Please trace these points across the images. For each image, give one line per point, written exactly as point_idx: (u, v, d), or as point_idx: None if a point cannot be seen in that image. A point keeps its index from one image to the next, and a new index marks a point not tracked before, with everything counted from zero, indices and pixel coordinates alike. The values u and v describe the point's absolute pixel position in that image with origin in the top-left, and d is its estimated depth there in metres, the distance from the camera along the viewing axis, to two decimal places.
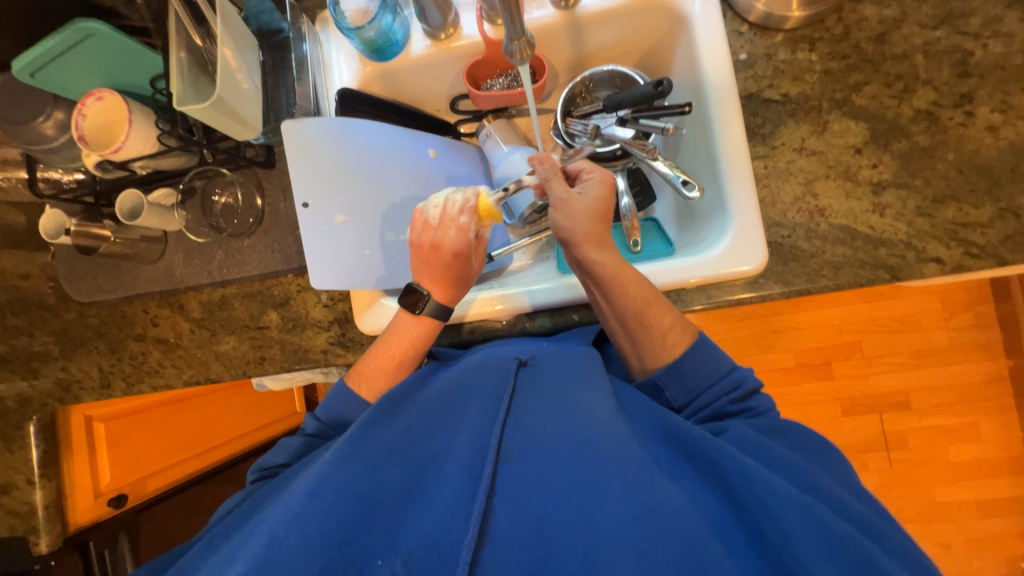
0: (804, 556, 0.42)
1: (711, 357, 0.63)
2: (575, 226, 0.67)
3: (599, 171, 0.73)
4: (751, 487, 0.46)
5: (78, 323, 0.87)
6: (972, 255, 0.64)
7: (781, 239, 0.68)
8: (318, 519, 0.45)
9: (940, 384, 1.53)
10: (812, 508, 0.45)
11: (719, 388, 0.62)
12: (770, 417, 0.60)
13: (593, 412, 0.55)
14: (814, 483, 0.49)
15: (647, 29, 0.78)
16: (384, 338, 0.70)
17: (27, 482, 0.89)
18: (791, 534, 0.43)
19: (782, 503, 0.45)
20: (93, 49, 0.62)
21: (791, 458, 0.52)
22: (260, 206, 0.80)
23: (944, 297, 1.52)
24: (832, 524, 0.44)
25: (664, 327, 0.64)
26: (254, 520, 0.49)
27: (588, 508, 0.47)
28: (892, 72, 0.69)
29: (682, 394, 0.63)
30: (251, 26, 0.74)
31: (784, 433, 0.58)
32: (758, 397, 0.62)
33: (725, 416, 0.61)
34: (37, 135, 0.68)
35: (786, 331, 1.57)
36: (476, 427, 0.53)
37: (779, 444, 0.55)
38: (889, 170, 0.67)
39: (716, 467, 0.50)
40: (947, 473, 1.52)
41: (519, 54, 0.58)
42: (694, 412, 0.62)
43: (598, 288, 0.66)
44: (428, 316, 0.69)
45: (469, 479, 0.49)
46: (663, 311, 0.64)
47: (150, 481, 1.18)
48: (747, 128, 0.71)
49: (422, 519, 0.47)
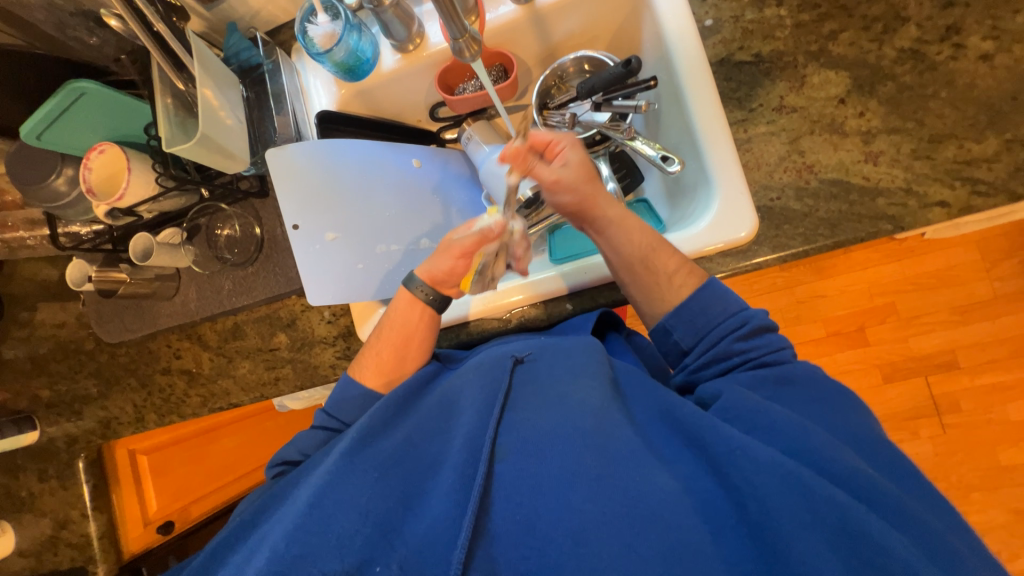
0: (785, 530, 0.43)
1: (720, 298, 0.62)
2: (580, 194, 0.69)
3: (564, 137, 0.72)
4: (737, 465, 0.47)
5: (111, 363, 0.94)
6: (980, 193, 0.60)
7: (771, 202, 0.66)
8: (318, 530, 0.46)
9: (989, 339, 1.43)
10: (799, 477, 0.44)
11: (725, 326, 0.61)
12: (784, 364, 0.58)
13: (586, 402, 0.55)
14: (811, 447, 0.48)
15: (609, 11, 0.78)
16: (381, 327, 0.71)
17: (81, 515, 0.96)
18: (774, 508, 0.44)
19: (767, 477, 0.45)
20: (87, 105, 0.67)
21: (785, 421, 0.50)
22: (259, 234, 0.83)
23: (982, 246, 1.42)
24: (820, 492, 0.44)
25: (669, 270, 0.64)
26: (261, 531, 0.51)
27: (576, 500, 0.47)
28: (868, 15, 0.66)
29: (690, 334, 0.63)
30: (232, 65, 0.79)
31: (793, 384, 0.56)
32: (769, 336, 0.60)
33: (731, 356, 0.60)
34: (52, 193, 0.74)
35: (812, 300, 1.50)
36: (470, 427, 0.54)
37: (776, 404, 0.53)
38: (877, 117, 0.64)
39: (706, 444, 0.50)
40: (1008, 433, 1.41)
41: (467, 52, 0.59)
42: (702, 352, 0.62)
43: (603, 237, 0.68)
44: (426, 305, 0.71)
45: (463, 480, 0.50)
46: (669, 255, 0.64)
47: (195, 507, 1.26)
48: (721, 94, 0.69)
49: (417, 523, 0.49)
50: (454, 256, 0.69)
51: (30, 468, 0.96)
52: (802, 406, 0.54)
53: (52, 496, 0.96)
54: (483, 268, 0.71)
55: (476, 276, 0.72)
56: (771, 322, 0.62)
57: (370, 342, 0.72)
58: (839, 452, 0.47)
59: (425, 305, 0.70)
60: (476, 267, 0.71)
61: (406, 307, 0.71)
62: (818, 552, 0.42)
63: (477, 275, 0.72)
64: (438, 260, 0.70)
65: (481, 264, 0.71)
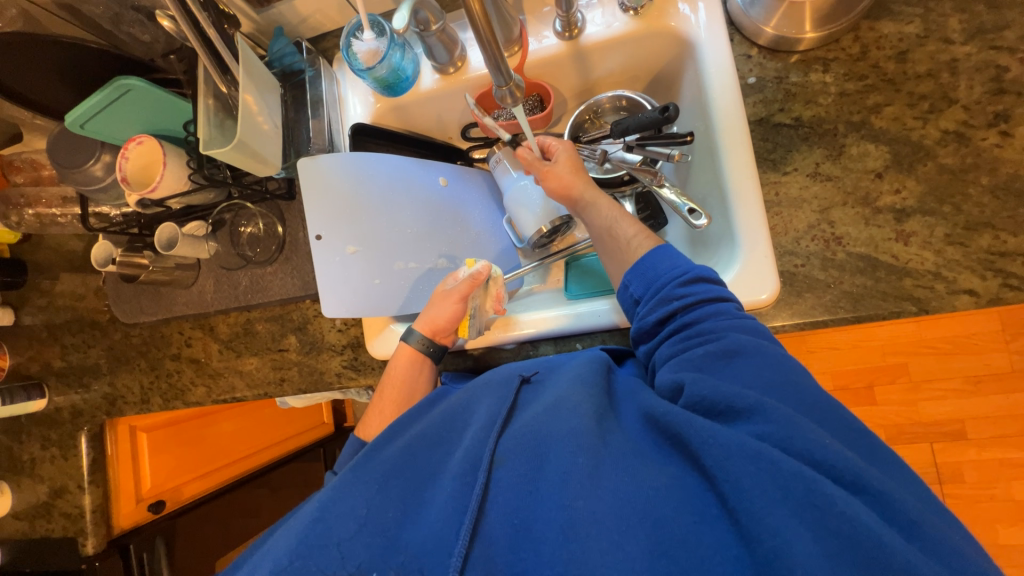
0: (760, 509, 0.40)
1: (667, 254, 0.61)
2: (562, 185, 0.73)
3: (563, 144, 0.77)
4: (709, 452, 0.44)
5: (124, 342, 0.96)
6: (1011, 286, 0.59)
7: (794, 268, 0.65)
8: (319, 543, 0.47)
9: (1001, 413, 1.39)
10: (764, 456, 0.42)
11: (667, 275, 0.59)
12: (731, 336, 0.53)
13: (578, 407, 0.53)
14: (791, 434, 0.43)
15: (652, 55, 0.78)
16: (383, 385, 0.74)
17: (77, 487, 0.97)
18: (750, 496, 0.41)
19: (735, 460, 0.43)
20: (132, 102, 0.69)
21: (754, 401, 0.46)
22: (282, 235, 0.84)
23: (1005, 317, 1.39)
24: (787, 467, 0.41)
25: (630, 236, 0.67)
26: (266, 546, 0.53)
27: (567, 498, 0.46)
28: (915, 91, 0.65)
29: (640, 283, 0.61)
30: (275, 69, 0.80)
31: (742, 357, 0.51)
32: (713, 289, 0.57)
33: (673, 302, 0.57)
34: (88, 177, 0.76)
35: (821, 351, 1.48)
36: (471, 440, 0.55)
37: (739, 385, 0.49)
38: (914, 196, 0.63)
39: (684, 440, 0.47)
40: (1011, 512, 1.37)
41: (509, 98, 0.59)
42: (649, 301, 0.60)
43: (584, 218, 0.73)
44: (428, 373, 0.75)
45: (462, 487, 0.51)
46: (631, 222, 0.68)
47: (186, 488, 1.23)
48: (756, 154, 0.69)
49: (417, 529, 0.49)
50: (454, 301, 0.74)
51: (34, 433, 0.99)
52: (778, 389, 0.48)
53: (53, 464, 0.99)
54: (478, 311, 0.76)
55: (471, 320, 0.76)
56: (715, 273, 0.59)
57: (372, 401, 0.75)
58: (797, 422, 0.44)
59: (424, 357, 0.74)
60: (471, 311, 0.75)
61: (408, 362, 0.74)
62: (790, 525, 0.39)
63: (472, 319, 0.76)
64: (438, 310, 0.74)
65: (475, 307, 0.76)
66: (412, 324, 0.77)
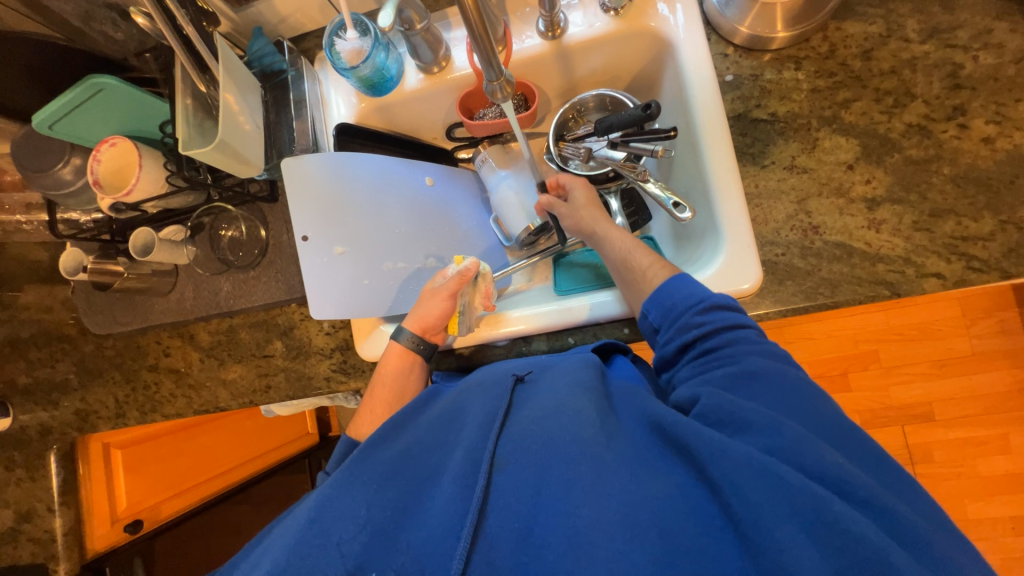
0: (764, 520, 0.41)
1: (683, 282, 0.63)
2: (577, 220, 0.76)
3: (576, 181, 0.80)
4: (718, 465, 0.45)
5: (96, 354, 0.91)
6: (974, 269, 0.63)
7: (775, 257, 0.68)
8: (318, 543, 0.47)
9: (964, 395, 1.47)
10: (773, 471, 0.43)
11: (685, 302, 0.61)
12: (748, 360, 0.54)
13: (582, 413, 0.54)
14: (794, 443, 0.45)
15: (633, 55, 0.80)
16: (373, 385, 0.73)
17: (47, 509, 0.92)
18: (754, 502, 0.42)
19: (743, 473, 0.43)
20: (104, 101, 0.67)
21: (764, 418, 0.47)
22: (265, 238, 0.83)
23: (963, 304, 1.47)
24: (794, 483, 0.42)
25: (644, 265, 0.68)
26: (261, 547, 0.51)
27: (572, 506, 0.46)
28: (880, 87, 0.69)
29: (658, 311, 0.63)
30: (254, 69, 0.78)
31: (759, 379, 0.52)
32: (731, 316, 0.59)
33: (692, 330, 0.59)
34: (56, 180, 0.72)
35: (797, 342, 1.54)
36: (470, 439, 0.54)
37: (758, 404, 0.50)
38: (883, 186, 0.66)
39: (692, 451, 0.47)
40: (977, 487, 1.45)
41: (499, 93, 0.60)
42: (668, 329, 0.61)
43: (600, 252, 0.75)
44: (419, 372, 0.74)
45: (463, 491, 0.50)
46: (647, 252, 0.69)
47: (165, 506, 1.18)
48: (736, 148, 0.71)
49: (416, 531, 0.49)
50: (442, 298, 0.74)
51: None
52: (781, 403, 0.50)
53: (18, 486, 0.93)
54: (467, 308, 0.75)
55: (461, 318, 0.75)
56: (733, 300, 0.61)
57: (364, 402, 0.73)
58: (807, 440, 0.45)
59: (416, 355, 0.73)
60: (460, 308, 0.75)
61: (398, 360, 0.73)
62: (794, 538, 0.40)
63: (461, 316, 0.75)
64: (427, 307, 0.74)
65: (464, 304, 0.75)
66: (403, 323, 0.76)
